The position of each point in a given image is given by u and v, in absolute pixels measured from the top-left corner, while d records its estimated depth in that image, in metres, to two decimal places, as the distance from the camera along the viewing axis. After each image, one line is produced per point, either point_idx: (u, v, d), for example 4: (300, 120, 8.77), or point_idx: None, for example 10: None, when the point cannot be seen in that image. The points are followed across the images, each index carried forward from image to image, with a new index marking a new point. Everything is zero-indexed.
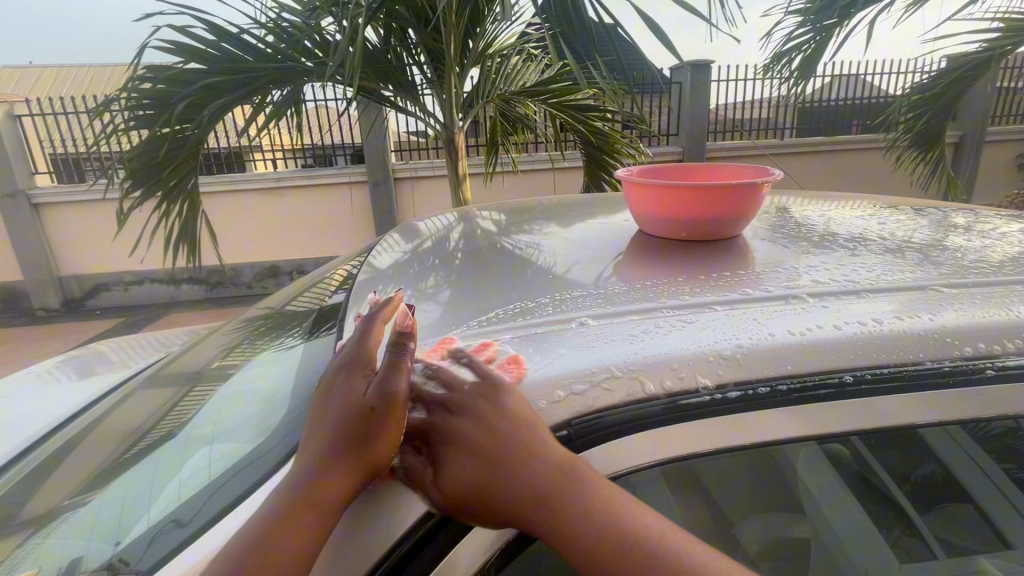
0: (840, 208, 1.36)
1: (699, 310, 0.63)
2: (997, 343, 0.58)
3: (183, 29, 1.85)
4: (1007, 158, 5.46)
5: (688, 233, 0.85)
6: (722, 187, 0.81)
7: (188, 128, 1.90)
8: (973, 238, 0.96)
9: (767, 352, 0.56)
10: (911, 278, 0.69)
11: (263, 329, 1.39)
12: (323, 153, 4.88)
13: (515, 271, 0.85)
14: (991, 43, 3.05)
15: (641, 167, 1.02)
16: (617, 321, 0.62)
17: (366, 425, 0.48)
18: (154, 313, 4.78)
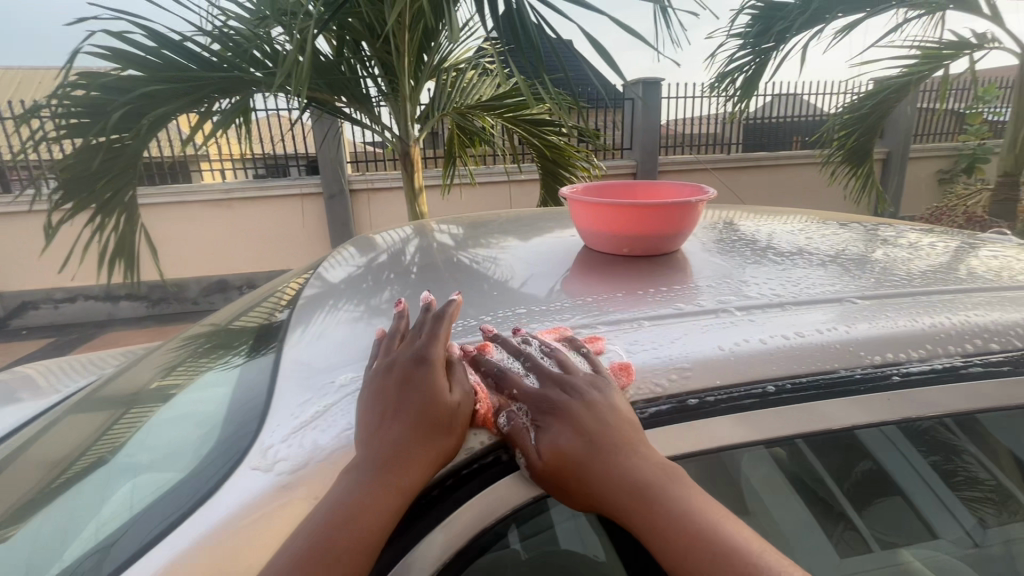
0: (779, 222, 1.43)
1: (637, 326, 0.65)
2: (906, 350, 0.62)
3: (121, 34, 1.77)
4: (929, 173, 5.93)
5: (629, 249, 0.88)
6: (659, 206, 0.85)
7: (126, 139, 1.81)
8: (895, 251, 1.04)
9: (697, 365, 0.59)
10: (831, 290, 0.74)
11: (204, 348, 1.33)
12: (276, 164, 4.75)
13: (472, 284, 0.86)
14: (911, 68, 3.32)
15: (585, 185, 1.05)
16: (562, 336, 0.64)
17: (452, 426, 0.52)
18: (88, 332, 4.48)
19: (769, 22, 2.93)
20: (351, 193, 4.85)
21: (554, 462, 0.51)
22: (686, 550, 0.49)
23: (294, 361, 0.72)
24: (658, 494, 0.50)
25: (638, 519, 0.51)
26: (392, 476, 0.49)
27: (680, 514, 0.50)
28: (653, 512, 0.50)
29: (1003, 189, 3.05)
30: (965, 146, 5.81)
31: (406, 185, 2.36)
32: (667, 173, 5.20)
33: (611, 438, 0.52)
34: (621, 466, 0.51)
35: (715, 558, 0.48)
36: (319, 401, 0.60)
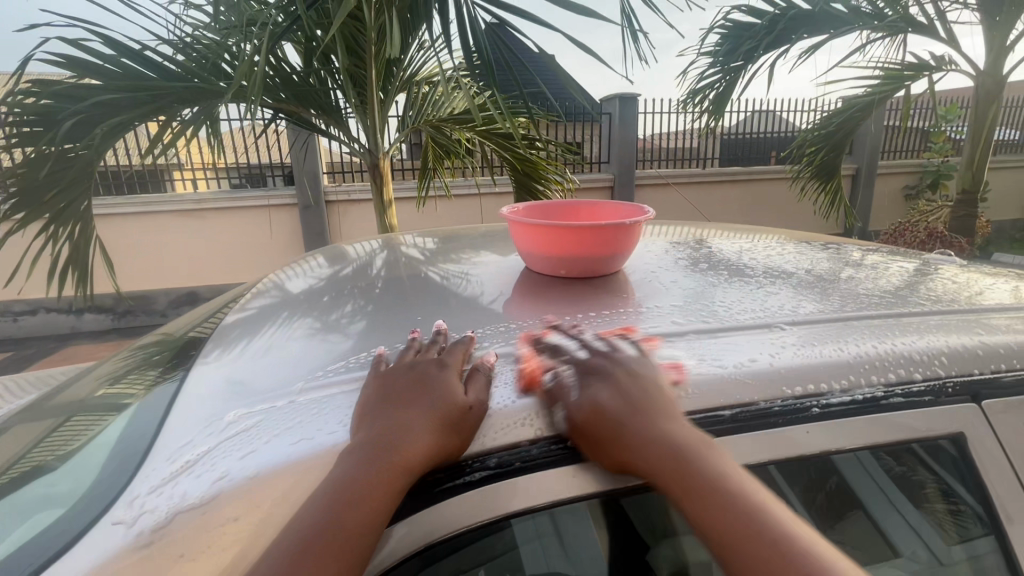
0: (746, 241, 1.43)
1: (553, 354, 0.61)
2: (833, 380, 0.58)
3: (76, 42, 1.71)
4: (895, 189, 6.11)
5: (566, 271, 0.87)
6: (592, 228, 0.83)
7: (77, 148, 1.75)
8: (855, 272, 1.03)
9: None
10: (773, 311, 0.72)
11: (148, 360, 1.27)
12: (254, 174, 4.71)
13: (419, 307, 0.83)
14: (874, 88, 3.42)
15: (527, 205, 1.04)
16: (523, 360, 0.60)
17: (466, 420, 0.51)
18: (50, 347, 4.32)
19: (737, 41, 3.02)
20: (327, 205, 4.80)
21: (595, 415, 0.51)
22: (725, 520, 0.47)
23: (188, 398, 0.65)
24: (698, 455, 0.49)
25: (674, 477, 0.49)
26: (390, 458, 0.47)
27: (715, 478, 0.49)
28: (688, 471, 0.49)
29: (962, 207, 3.15)
30: (930, 163, 6.01)
31: (375, 198, 2.33)
32: (645, 187, 5.27)
33: (654, 403, 0.53)
34: (663, 424, 0.51)
35: (750, 525, 0.47)
36: (201, 441, 0.53)
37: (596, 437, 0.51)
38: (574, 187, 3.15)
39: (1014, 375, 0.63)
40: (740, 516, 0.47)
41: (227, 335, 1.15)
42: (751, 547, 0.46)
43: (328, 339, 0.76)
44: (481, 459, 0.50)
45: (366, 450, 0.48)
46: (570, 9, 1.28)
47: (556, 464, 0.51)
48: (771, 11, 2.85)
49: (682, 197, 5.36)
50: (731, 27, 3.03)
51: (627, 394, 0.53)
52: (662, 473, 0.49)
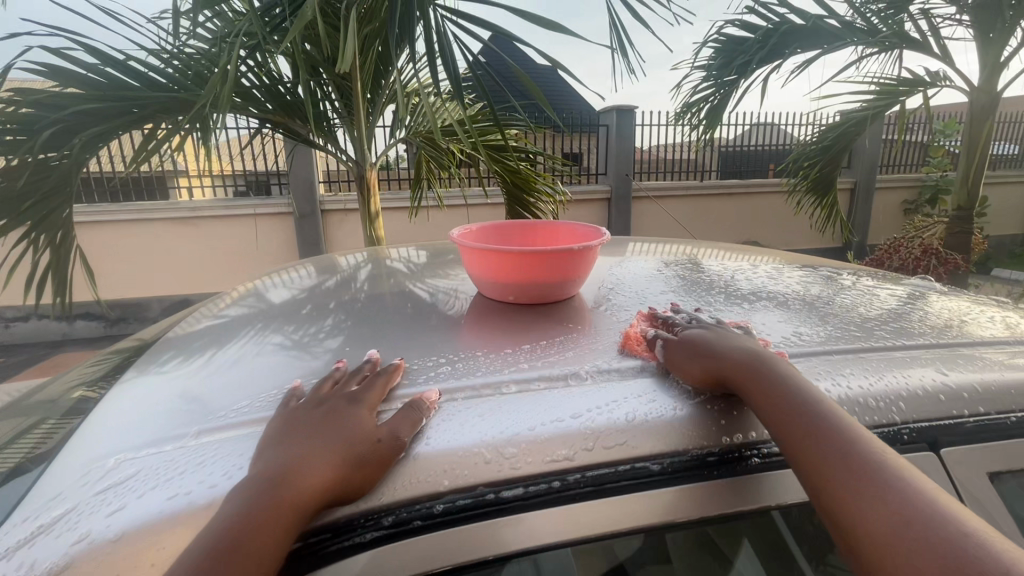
0: (736, 262, 1.41)
1: (493, 391, 0.56)
2: None
3: (59, 51, 1.71)
4: (893, 203, 6.10)
5: (515, 296, 0.84)
6: (541, 254, 0.79)
7: (57, 156, 1.73)
8: (844, 298, 0.99)
9: (536, 444, 0.48)
10: (735, 340, 0.67)
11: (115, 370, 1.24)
12: (258, 181, 4.73)
13: (380, 331, 0.79)
14: (869, 103, 3.41)
15: (482, 226, 1.01)
16: (464, 401, 0.54)
17: (373, 455, 0.46)
18: (43, 353, 4.30)
19: (730, 55, 3.01)
20: (323, 214, 4.79)
21: (687, 346, 0.60)
22: (780, 397, 0.51)
23: (85, 431, 0.57)
24: (764, 358, 0.56)
25: (740, 370, 0.55)
26: (285, 496, 0.41)
27: (780, 374, 0.54)
28: (760, 374, 0.54)
29: (958, 223, 3.14)
30: (929, 178, 5.99)
31: (363, 209, 2.30)
32: (643, 199, 5.26)
33: (735, 338, 0.61)
34: (746, 347, 0.58)
35: (805, 405, 0.50)
36: (66, 486, 0.45)
37: (687, 360, 0.58)
38: (566, 200, 3.13)
39: (976, 420, 0.55)
40: (795, 399, 0.51)
41: (192, 346, 1.11)
42: (806, 422, 0.49)
43: (263, 368, 0.69)
44: (384, 513, 0.44)
45: (258, 485, 0.42)
46: (537, 23, 1.25)
47: (468, 521, 0.44)
48: (764, 26, 2.84)
49: (679, 209, 5.34)
50: (724, 40, 3.02)
51: (713, 336, 0.61)
52: (739, 377, 0.55)
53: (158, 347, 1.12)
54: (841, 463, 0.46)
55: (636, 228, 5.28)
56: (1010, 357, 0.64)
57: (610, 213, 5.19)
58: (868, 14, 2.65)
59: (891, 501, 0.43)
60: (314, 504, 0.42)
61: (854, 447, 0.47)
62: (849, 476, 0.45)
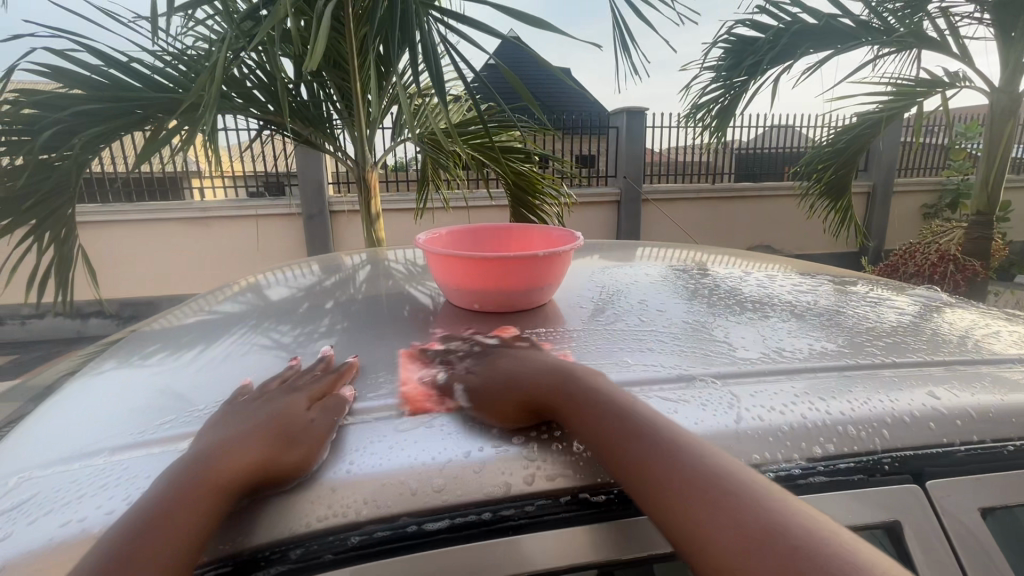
0: (739, 268, 1.36)
1: (448, 408, 0.53)
2: (777, 451, 0.48)
3: (64, 53, 1.72)
4: (911, 208, 5.96)
5: (479, 305, 0.81)
6: (500, 261, 0.76)
7: (58, 158, 1.74)
8: (847, 309, 0.94)
9: (476, 471, 0.45)
10: (716, 358, 0.63)
11: None
12: (272, 181, 4.81)
13: (355, 335, 0.77)
14: (885, 105, 3.32)
15: (453, 231, 0.99)
16: (412, 419, 0.51)
17: (303, 435, 0.47)
18: (56, 350, 4.37)
19: (740, 56, 2.96)
20: (332, 214, 4.81)
21: (490, 375, 0.55)
22: (601, 416, 0.47)
23: (20, 434, 0.54)
24: (577, 376, 0.52)
25: (557, 393, 0.51)
26: (210, 475, 0.40)
27: (594, 390, 0.50)
28: (569, 389, 0.50)
29: (977, 228, 3.04)
30: (949, 182, 5.84)
31: (364, 209, 2.29)
32: (653, 202, 5.20)
33: (542, 357, 0.57)
34: (550, 364, 0.55)
35: (631, 422, 0.46)
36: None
37: (494, 394, 0.53)
38: (572, 203, 3.09)
39: (968, 448, 0.51)
40: (616, 415, 0.47)
41: (179, 339, 1.10)
42: (633, 442, 0.44)
43: (224, 373, 0.67)
44: (298, 544, 0.40)
45: (182, 474, 0.41)
46: (526, 21, 1.23)
47: (395, 554, 0.41)
48: (775, 25, 2.78)
49: (691, 212, 5.27)
50: (734, 41, 2.97)
51: (506, 362, 0.57)
52: (555, 399, 0.50)
53: (147, 340, 1.11)
54: (683, 485, 0.40)
55: (646, 231, 5.22)
56: (1020, 377, 0.60)
57: (619, 216, 5.15)
58: (884, 13, 2.57)
59: (732, 509, 0.38)
60: (241, 485, 0.41)
61: (691, 461, 0.42)
62: (695, 497, 0.40)
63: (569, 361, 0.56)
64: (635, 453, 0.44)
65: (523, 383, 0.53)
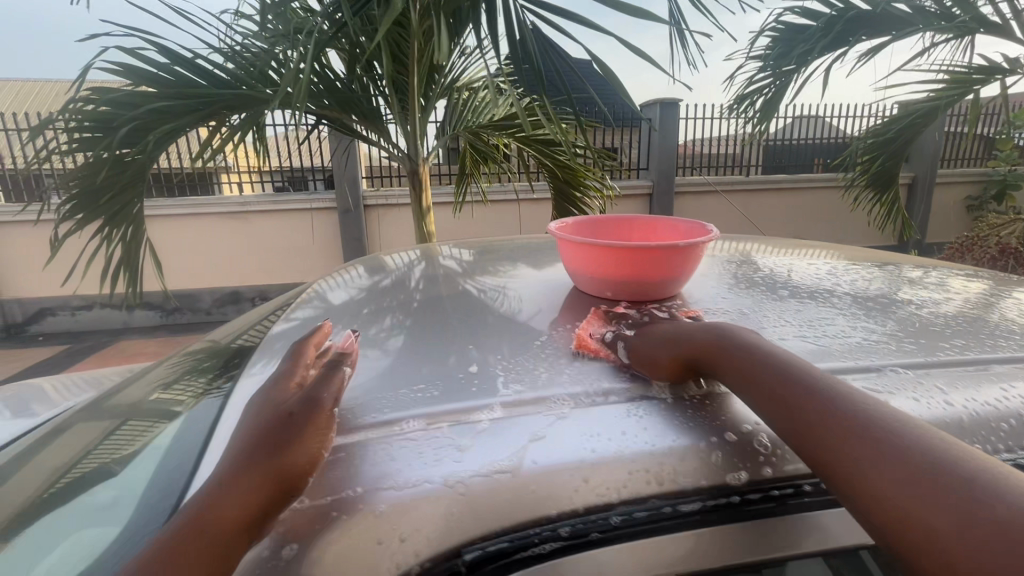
0: (806, 258, 1.35)
1: (649, 399, 0.55)
2: (995, 441, 0.51)
3: (134, 52, 1.78)
4: (953, 200, 5.77)
5: (613, 293, 0.82)
6: (643, 250, 0.76)
7: (132, 154, 1.81)
8: (944, 298, 0.94)
9: (712, 459, 0.48)
10: (856, 351, 0.64)
11: (187, 352, 1.27)
12: (298, 176, 4.87)
13: (485, 326, 0.79)
14: (939, 93, 3.20)
15: (576, 221, 1.00)
16: (612, 406, 0.54)
17: (294, 426, 0.49)
18: (103, 340, 4.53)
19: (789, 44, 2.89)
20: (366, 209, 4.85)
21: (652, 338, 0.62)
22: (742, 359, 0.53)
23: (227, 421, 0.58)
24: (729, 333, 0.58)
25: (708, 349, 0.56)
26: (215, 512, 0.41)
27: (739, 341, 0.56)
28: (726, 350, 0.55)
29: None
30: (995, 173, 5.63)
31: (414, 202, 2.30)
32: (684, 194, 5.14)
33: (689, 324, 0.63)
34: (704, 327, 0.60)
35: (758, 361, 0.52)
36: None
37: (652, 352, 0.60)
38: (614, 195, 3.06)
39: None
40: (748, 356, 0.53)
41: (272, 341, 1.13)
42: (758, 374, 0.51)
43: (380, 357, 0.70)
44: (562, 524, 0.45)
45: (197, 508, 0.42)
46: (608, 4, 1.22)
47: (650, 533, 0.46)
48: (828, 12, 2.71)
49: (723, 205, 5.20)
50: (783, 29, 2.90)
51: (673, 328, 0.62)
52: (706, 357, 0.56)
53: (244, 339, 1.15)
54: (800, 404, 0.46)
55: None
56: None
57: (651, 209, 5.09)
58: None
59: (853, 427, 0.42)
60: (269, 496, 0.42)
61: (814, 385, 0.47)
62: (821, 414, 0.44)
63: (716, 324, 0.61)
64: (768, 379, 0.50)
65: (679, 347, 0.58)
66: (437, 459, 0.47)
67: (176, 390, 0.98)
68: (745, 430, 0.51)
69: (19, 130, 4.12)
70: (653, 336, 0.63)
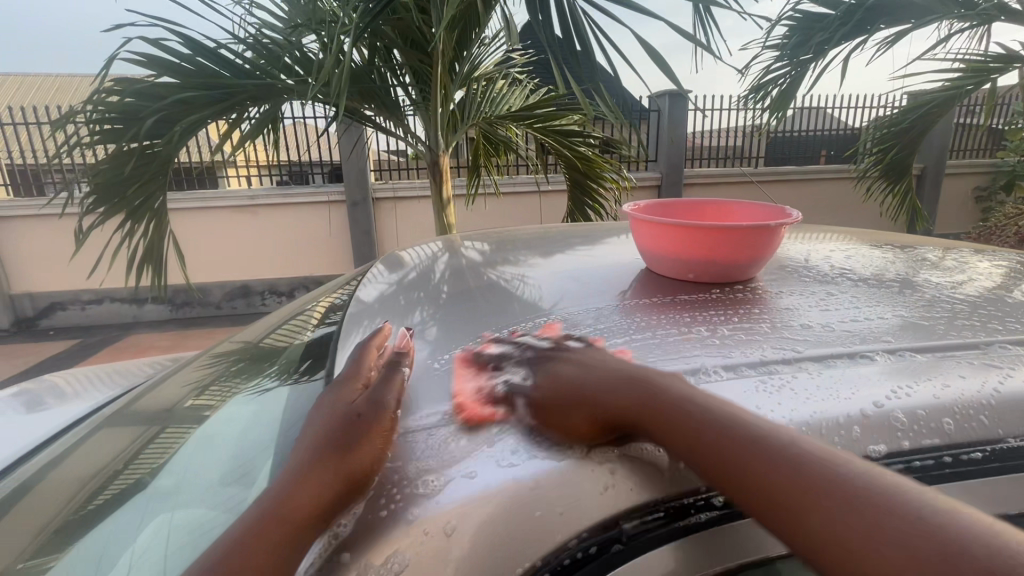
0: (837, 241, 1.35)
1: (774, 372, 0.53)
2: None
3: (156, 42, 1.77)
4: (961, 190, 5.76)
5: (694, 274, 0.83)
6: (717, 230, 0.78)
7: (158, 144, 1.82)
8: (991, 280, 0.94)
9: (856, 431, 0.47)
10: (933, 326, 0.64)
11: (224, 346, 1.28)
12: (299, 170, 4.83)
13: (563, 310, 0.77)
14: (954, 83, 3.17)
15: (648, 205, 1.03)
16: (737, 380, 0.52)
17: (355, 430, 0.49)
18: (113, 335, 4.54)
19: (806, 34, 2.88)
20: (374, 202, 4.84)
21: (554, 387, 0.53)
22: (696, 425, 0.45)
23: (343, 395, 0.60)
24: (658, 386, 0.49)
25: (640, 407, 0.48)
26: (286, 507, 0.43)
27: (679, 398, 0.48)
28: (668, 407, 0.47)
29: None
30: (1004, 163, 5.62)
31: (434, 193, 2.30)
32: (692, 186, 5.13)
33: (606, 367, 0.54)
34: (619, 374, 0.52)
35: (716, 428, 0.45)
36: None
37: (560, 405, 0.51)
38: (630, 187, 3.05)
39: None
40: (705, 422, 0.45)
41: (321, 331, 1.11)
42: (729, 448, 0.43)
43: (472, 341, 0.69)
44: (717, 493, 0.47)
45: (270, 498, 0.45)
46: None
47: None
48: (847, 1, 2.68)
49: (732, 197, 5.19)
50: (800, 18, 2.88)
51: (580, 372, 0.54)
52: (632, 413, 0.48)
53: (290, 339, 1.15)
54: (799, 493, 0.39)
55: None
56: None
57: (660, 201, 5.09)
58: None
59: (873, 514, 0.37)
60: (337, 493, 0.44)
61: (805, 463, 0.41)
62: (832, 503, 0.38)
63: (638, 369, 0.53)
64: (742, 455, 0.43)
65: (596, 404, 0.50)
66: (564, 439, 0.48)
67: (212, 394, 0.97)
68: (878, 408, 0.49)
69: (26, 124, 4.09)
70: (553, 385, 0.53)
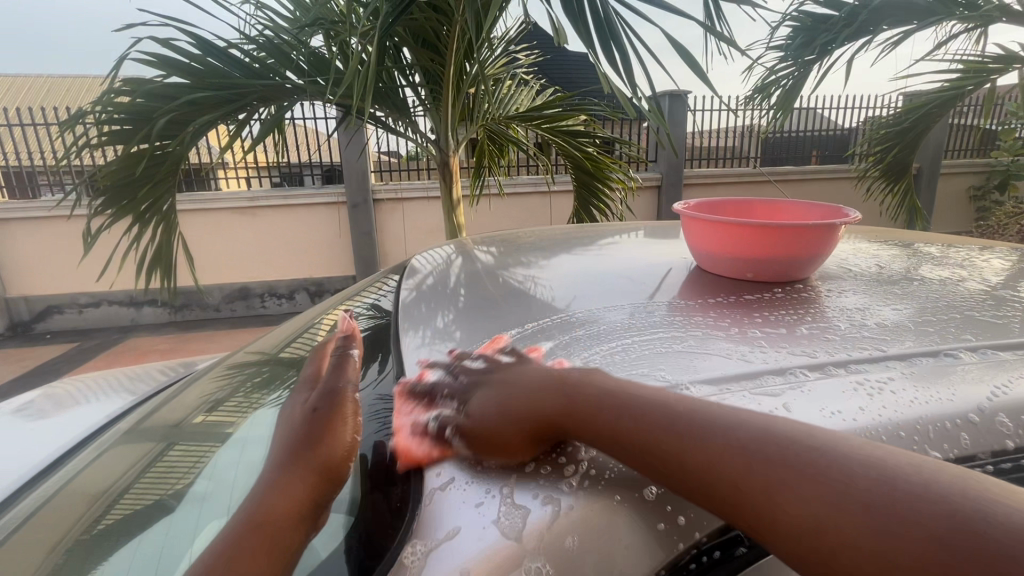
0: (861, 239, 1.35)
1: (870, 372, 0.53)
2: None
3: (166, 42, 1.75)
4: (957, 190, 5.82)
5: (753, 273, 0.83)
6: (780, 229, 0.79)
7: (169, 145, 1.80)
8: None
9: (964, 429, 0.48)
10: (1004, 321, 0.64)
11: (247, 354, 1.26)
12: (291, 172, 4.77)
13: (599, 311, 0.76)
14: (953, 83, 3.17)
15: (698, 202, 1.04)
16: (832, 379, 0.53)
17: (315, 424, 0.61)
18: (111, 338, 4.48)
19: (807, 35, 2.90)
20: (375, 203, 4.81)
21: (486, 409, 0.53)
22: (609, 426, 0.49)
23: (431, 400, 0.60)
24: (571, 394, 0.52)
25: (564, 418, 0.51)
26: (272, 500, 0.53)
27: (593, 400, 0.51)
28: (585, 416, 0.50)
29: None
30: (998, 163, 5.71)
31: (444, 193, 2.27)
32: (692, 187, 5.15)
33: (526, 379, 0.56)
34: (534, 387, 0.54)
35: (629, 423, 0.48)
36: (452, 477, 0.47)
37: (489, 428, 0.51)
38: (636, 186, 3.06)
39: None
40: (626, 422, 0.49)
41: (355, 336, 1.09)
42: (636, 438, 0.48)
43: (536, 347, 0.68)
44: None
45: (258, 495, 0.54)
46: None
47: None
48: (851, 2, 2.71)
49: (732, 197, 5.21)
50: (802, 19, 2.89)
51: (507, 385, 0.56)
52: (558, 423, 0.50)
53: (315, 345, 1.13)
54: (707, 470, 0.45)
55: None
56: None
57: (661, 202, 5.11)
58: None
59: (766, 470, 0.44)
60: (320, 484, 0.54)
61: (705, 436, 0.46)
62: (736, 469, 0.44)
63: (560, 377, 0.55)
64: (652, 447, 0.47)
65: (535, 418, 0.51)
66: None
67: (233, 407, 0.94)
68: (985, 410, 0.49)
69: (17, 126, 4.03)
70: (480, 403, 0.54)
